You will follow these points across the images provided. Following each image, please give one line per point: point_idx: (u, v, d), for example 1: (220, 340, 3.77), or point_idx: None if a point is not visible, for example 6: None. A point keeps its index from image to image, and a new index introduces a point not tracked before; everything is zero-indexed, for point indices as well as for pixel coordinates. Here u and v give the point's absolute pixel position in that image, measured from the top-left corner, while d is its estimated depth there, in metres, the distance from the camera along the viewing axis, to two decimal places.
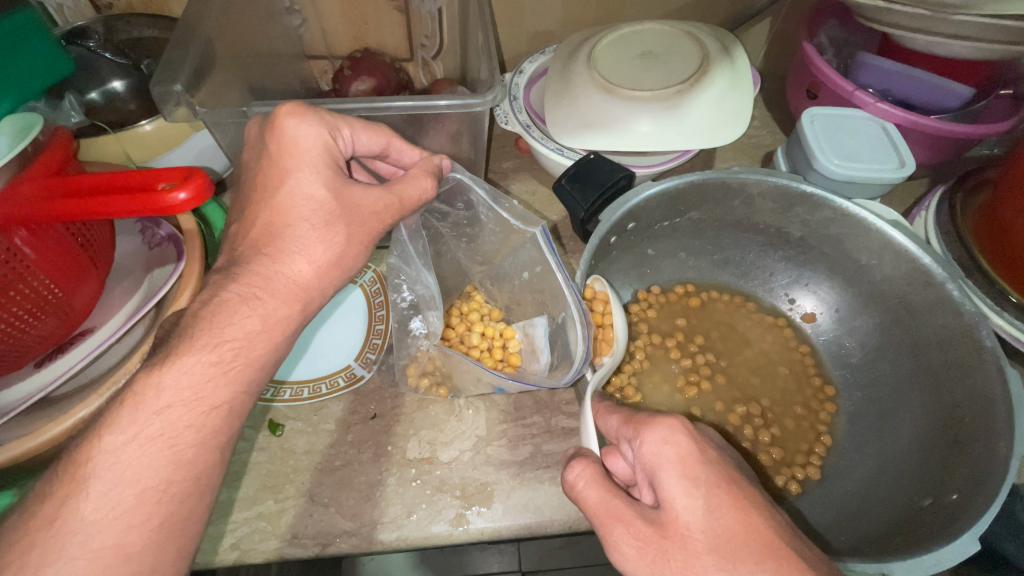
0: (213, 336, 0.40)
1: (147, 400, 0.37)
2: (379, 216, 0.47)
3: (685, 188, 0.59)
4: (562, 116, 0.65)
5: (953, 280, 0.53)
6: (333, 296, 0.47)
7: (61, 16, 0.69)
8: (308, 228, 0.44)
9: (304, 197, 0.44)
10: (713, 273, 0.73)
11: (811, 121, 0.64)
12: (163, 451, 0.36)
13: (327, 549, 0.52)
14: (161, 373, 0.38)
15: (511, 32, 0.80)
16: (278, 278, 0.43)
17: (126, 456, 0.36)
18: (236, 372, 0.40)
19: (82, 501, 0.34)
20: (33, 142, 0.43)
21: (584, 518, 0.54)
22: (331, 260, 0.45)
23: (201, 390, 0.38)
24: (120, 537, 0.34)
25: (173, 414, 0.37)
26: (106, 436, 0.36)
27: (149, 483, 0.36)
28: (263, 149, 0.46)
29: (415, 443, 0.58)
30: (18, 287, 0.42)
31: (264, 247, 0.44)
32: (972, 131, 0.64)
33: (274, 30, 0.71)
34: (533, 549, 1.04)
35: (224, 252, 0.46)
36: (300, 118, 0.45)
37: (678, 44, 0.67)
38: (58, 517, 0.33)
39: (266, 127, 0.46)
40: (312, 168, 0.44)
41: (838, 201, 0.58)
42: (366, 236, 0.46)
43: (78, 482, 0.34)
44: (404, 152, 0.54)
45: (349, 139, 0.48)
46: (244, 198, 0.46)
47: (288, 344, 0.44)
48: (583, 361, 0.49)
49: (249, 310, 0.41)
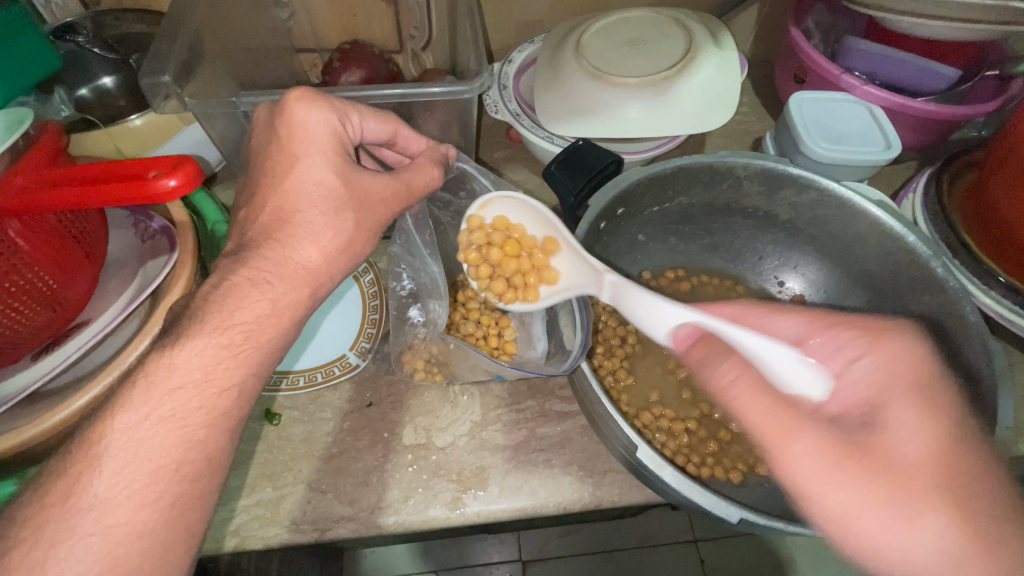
0: (223, 320, 0.40)
1: (159, 381, 0.37)
2: (387, 204, 0.48)
3: (674, 172, 0.60)
4: (551, 105, 0.66)
5: (936, 258, 0.54)
6: (341, 283, 0.47)
7: (49, 12, 0.68)
8: (317, 214, 0.44)
9: (313, 183, 0.45)
10: (703, 257, 0.73)
11: (798, 105, 0.65)
12: (174, 431, 0.37)
13: (325, 534, 0.52)
14: (172, 355, 0.38)
15: (500, 22, 0.81)
16: (288, 263, 0.43)
17: (138, 436, 0.36)
18: (247, 355, 0.40)
19: (95, 479, 0.35)
20: (24, 135, 0.43)
21: (579, 499, 0.55)
22: (340, 246, 0.45)
23: (211, 373, 0.39)
24: (133, 515, 0.35)
25: (184, 396, 0.38)
26: (119, 416, 0.36)
27: (162, 462, 0.36)
28: (270, 137, 0.47)
29: (411, 430, 0.59)
30: (13, 279, 0.43)
31: (274, 232, 0.44)
32: (957, 111, 0.64)
33: (264, 23, 0.71)
34: (533, 537, 1.05)
35: (232, 238, 0.46)
36: (309, 104, 0.46)
37: (665, 30, 0.67)
38: (72, 494, 0.34)
39: (275, 113, 0.47)
40: (320, 154, 0.45)
41: (825, 182, 0.59)
42: (374, 223, 0.47)
43: (91, 460, 0.35)
44: (410, 141, 0.54)
45: (357, 125, 0.48)
46: (251, 185, 0.46)
47: (296, 330, 0.44)
48: (581, 351, 0.50)
49: (259, 294, 0.41)
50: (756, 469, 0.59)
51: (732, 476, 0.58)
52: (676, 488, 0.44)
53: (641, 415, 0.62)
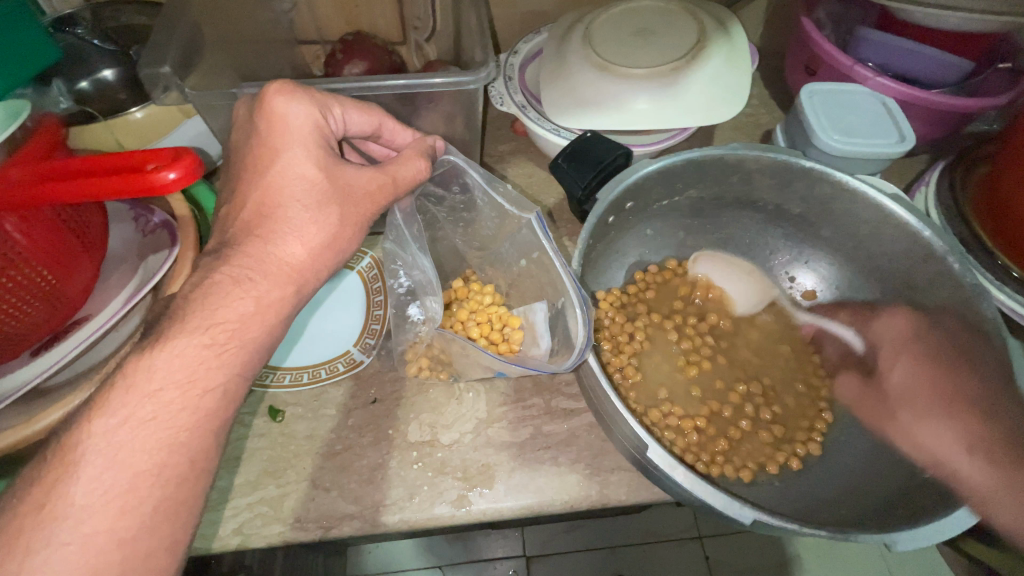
0: (204, 319, 0.39)
1: (139, 384, 0.37)
2: (373, 197, 0.47)
3: (685, 165, 0.59)
4: (558, 96, 0.64)
5: (953, 253, 0.54)
6: (327, 280, 0.46)
7: (47, 3, 0.67)
8: (300, 208, 0.43)
9: (296, 177, 0.44)
10: (713, 253, 0.71)
11: (810, 96, 0.63)
12: (155, 435, 0.36)
13: (329, 532, 0.52)
14: (151, 357, 0.37)
15: (504, 12, 0.79)
16: (270, 260, 0.42)
17: (117, 440, 0.35)
18: (230, 355, 0.40)
19: (72, 486, 0.34)
20: (21, 127, 0.42)
21: (585, 497, 0.54)
22: (324, 241, 0.44)
23: (193, 373, 0.38)
24: (112, 522, 0.34)
25: (164, 398, 0.37)
26: (96, 420, 0.36)
27: (142, 467, 0.35)
28: (251, 130, 0.45)
29: (416, 427, 0.58)
30: (12, 274, 0.42)
31: (256, 228, 0.43)
32: (970, 103, 0.63)
33: (265, 14, 0.70)
34: (538, 534, 1.05)
35: (214, 235, 0.45)
36: (289, 96, 0.45)
37: (674, 20, 0.66)
38: (47, 503, 0.33)
39: (255, 106, 0.46)
40: (302, 148, 0.44)
41: (838, 175, 0.58)
42: (359, 218, 0.46)
43: (68, 466, 0.34)
44: (396, 134, 0.53)
45: (339, 118, 0.48)
46: (234, 180, 0.45)
47: (283, 328, 0.43)
48: (584, 345, 0.48)
49: (241, 293, 0.40)
50: (767, 467, 0.58)
51: (742, 475, 0.57)
52: (688, 488, 0.43)
53: (650, 412, 0.60)
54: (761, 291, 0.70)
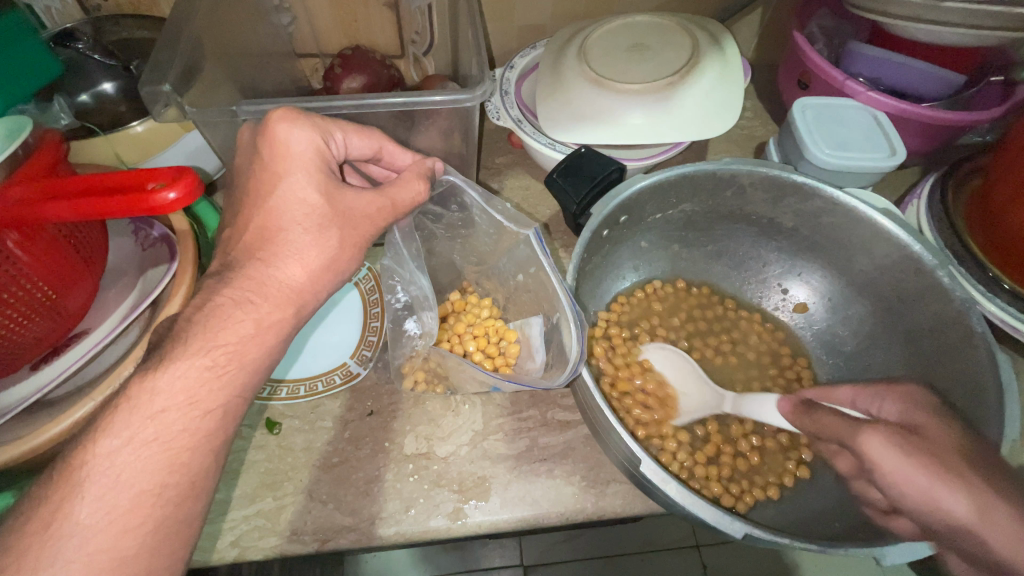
0: (205, 341, 0.40)
1: (142, 404, 0.37)
2: (372, 220, 0.47)
3: (679, 180, 0.60)
4: (554, 111, 0.65)
5: (942, 267, 0.54)
6: (327, 300, 0.47)
7: (50, 18, 0.67)
8: (301, 231, 0.44)
9: (297, 202, 0.44)
10: (707, 265, 0.73)
11: (802, 112, 0.64)
12: (157, 455, 0.37)
13: (326, 544, 0.52)
14: (155, 378, 0.38)
15: (501, 26, 0.80)
16: (271, 282, 0.43)
17: (120, 461, 0.36)
18: (231, 375, 0.40)
19: (77, 505, 0.34)
20: (23, 143, 0.43)
21: (581, 510, 0.54)
22: (324, 263, 0.45)
23: (194, 395, 0.38)
24: (114, 542, 0.34)
25: (166, 419, 0.37)
26: (100, 441, 0.36)
27: (145, 486, 0.36)
28: (254, 155, 0.46)
29: (412, 439, 0.58)
30: (13, 289, 0.42)
31: (257, 250, 0.44)
32: (961, 119, 0.64)
33: (264, 29, 0.70)
34: (534, 544, 1.05)
35: (217, 255, 0.46)
36: (291, 122, 0.45)
37: (668, 36, 0.66)
38: (52, 522, 0.34)
39: (258, 131, 0.46)
40: (303, 172, 0.45)
41: (828, 190, 0.59)
42: (358, 240, 0.47)
43: (72, 487, 0.35)
44: (396, 156, 0.54)
45: (341, 142, 0.48)
46: (238, 202, 0.46)
47: (283, 349, 0.44)
48: (578, 359, 0.49)
49: (242, 315, 0.41)
50: (783, 481, 0.60)
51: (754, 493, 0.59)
52: (683, 504, 0.44)
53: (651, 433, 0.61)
54: (706, 404, 0.65)
